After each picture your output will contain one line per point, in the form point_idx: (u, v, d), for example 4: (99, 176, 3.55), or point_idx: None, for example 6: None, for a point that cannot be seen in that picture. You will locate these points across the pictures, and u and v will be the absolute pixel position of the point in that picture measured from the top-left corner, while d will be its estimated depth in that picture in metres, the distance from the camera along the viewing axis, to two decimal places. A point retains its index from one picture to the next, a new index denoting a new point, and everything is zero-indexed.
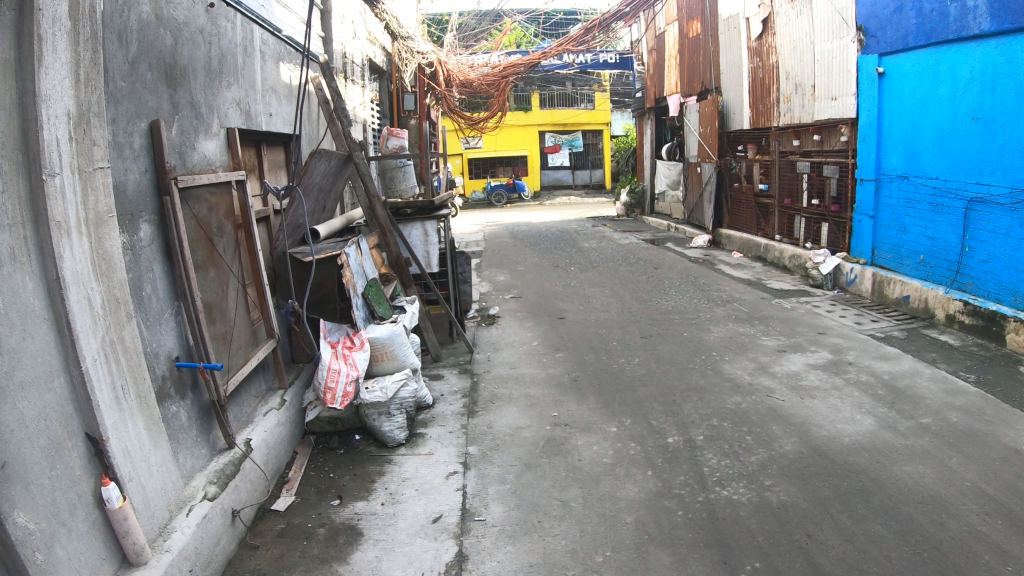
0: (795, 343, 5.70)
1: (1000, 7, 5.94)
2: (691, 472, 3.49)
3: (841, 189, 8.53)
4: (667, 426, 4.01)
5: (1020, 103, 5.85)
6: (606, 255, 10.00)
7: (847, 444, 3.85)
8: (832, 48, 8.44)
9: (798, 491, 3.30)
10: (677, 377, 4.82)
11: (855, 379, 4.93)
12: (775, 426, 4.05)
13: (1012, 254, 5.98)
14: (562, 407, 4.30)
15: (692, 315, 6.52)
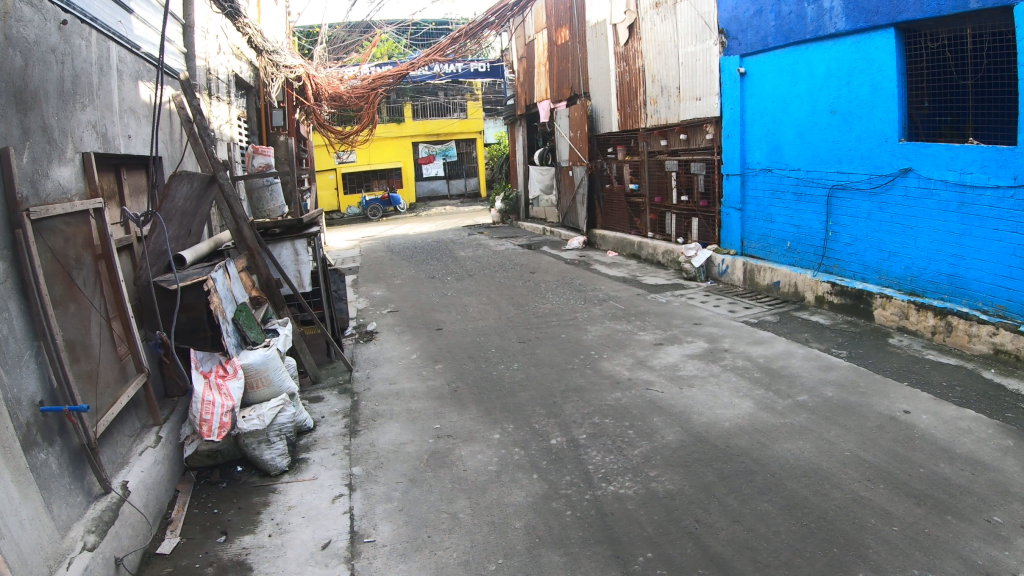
0: (672, 336, 5.85)
1: (855, 7, 6.31)
2: (576, 471, 3.52)
3: (708, 185, 8.86)
4: (549, 429, 4.04)
5: (874, 95, 6.28)
6: (484, 262, 9.99)
7: (727, 427, 4.00)
8: (696, 52, 8.76)
9: (683, 480, 3.38)
10: (555, 377, 4.90)
11: (729, 364, 5.15)
12: (656, 417, 4.15)
13: (873, 236, 6.44)
14: (443, 418, 4.28)
15: (568, 316, 6.59)
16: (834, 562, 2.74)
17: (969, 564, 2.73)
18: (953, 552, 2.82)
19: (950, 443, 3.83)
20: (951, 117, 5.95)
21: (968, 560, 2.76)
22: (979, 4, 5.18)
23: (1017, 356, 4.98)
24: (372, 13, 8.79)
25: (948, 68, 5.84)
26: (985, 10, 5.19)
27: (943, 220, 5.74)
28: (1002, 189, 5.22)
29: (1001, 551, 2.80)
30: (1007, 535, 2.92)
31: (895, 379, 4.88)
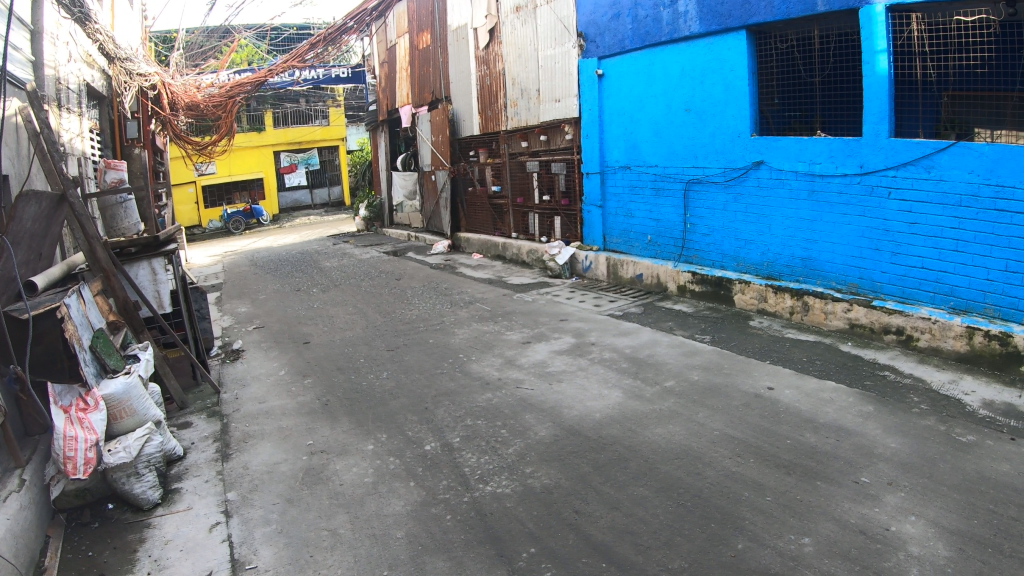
0: (539, 334, 5.96)
1: (708, 11, 6.83)
2: (452, 475, 3.54)
3: (569, 184, 9.10)
4: (422, 435, 4.03)
5: (727, 94, 6.84)
6: (349, 271, 9.88)
7: (599, 419, 4.13)
8: (555, 54, 8.97)
9: (559, 474, 3.46)
10: (425, 383, 4.88)
11: (597, 357, 5.32)
12: (528, 414, 4.22)
13: (730, 226, 7.03)
14: (316, 433, 4.21)
15: (435, 321, 6.59)
16: (714, 537, 2.92)
17: (841, 524, 3.01)
18: (827, 513, 3.09)
19: (814, 414, 4.22)
20: (800, 112, 6.60)
21: (840, 520, 3.04)
22: (827, 7, 5.83)
23: (870, 328, 5.70)
24: (230, 19, 8.55)
25: (795, 67, 6.49)
26: (830, 13, 5.84)
27: (796, 208, 6.40)
28: (849, 177, 5.92)
29: (871, 509, 3.13)
30: (873, 493, 3.26)
31: (757, 358, 5.34)
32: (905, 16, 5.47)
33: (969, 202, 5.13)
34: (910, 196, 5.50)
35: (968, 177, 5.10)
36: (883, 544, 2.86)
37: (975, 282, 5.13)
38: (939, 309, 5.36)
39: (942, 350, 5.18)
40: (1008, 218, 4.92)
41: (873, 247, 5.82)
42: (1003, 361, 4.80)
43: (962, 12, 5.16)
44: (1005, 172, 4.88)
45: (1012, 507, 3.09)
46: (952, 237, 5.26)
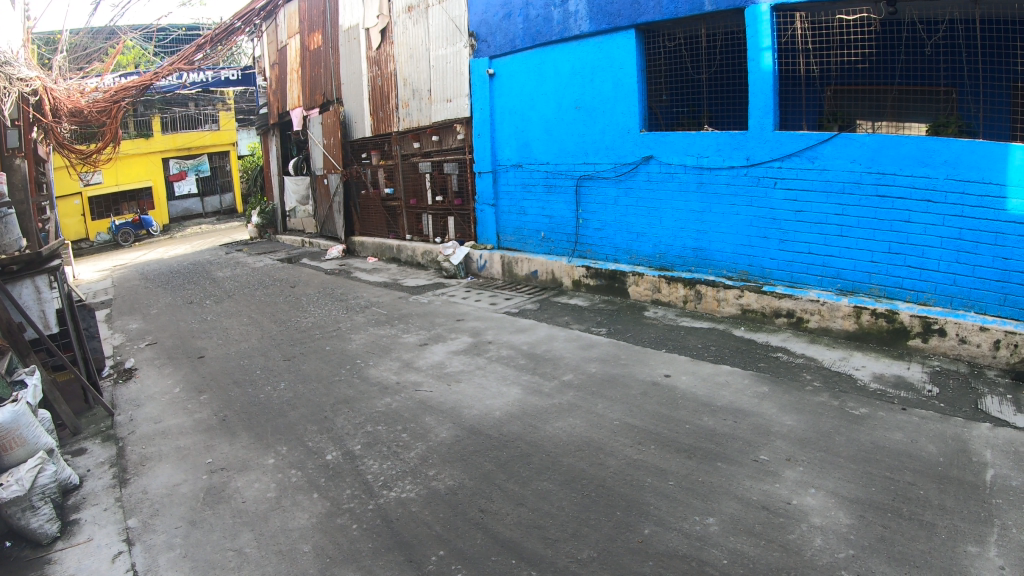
0: (436, 335, 5.98)
1: (598, 11, 6.97)
2: (356, 483, 3.52)
3: (462, 184, 9.15)
4: (323, 445, 4.00)
5: (617, 91, 7.01)
6: (243, 281, 9.69)
7: (499, 416, 4.18)
8: (446, 54, 9.01)
9: (462, 474, 3.49)
10: (323, 392, 4.82)
11: (494, 355, 5.38)
12: (428, 416, 4.23)
13: (621, 220, 7.23)
14: (214, 451, 4.12)
15: (332, 327, 6.52)
16: (620, 524, 3.01)
17: (744, 502, 3.17)
18: (729, 492, 3.25)
19: (711, 398, 4.42)
20: (688, 108, 6.83)
21: (743, 498, 3.21)
22: (713, 7, 6.06)
23: (761, 312, 6.01)
24: (115, 20, 8.23)
25: (684, 65, 6.73)
26: (717, 12, 6.08)
27: (685, 200, 6.64)
28: (735, 169, 6.20)
29: (772, 485, 3.32)
30: (773, 469, 3.47)
31: (653, 348, 5.55)
32: (789, 15, 5.78)
33: (852, 189, 5.49)
34: (796, 186, 5.83)
35: (851, 165, 5.45)
36: (786, 517, 3.04)
37: (861, 264, 5.52)
38: (827, 291, 5.73)
39: (832, 330, 5.55)
40: (889, 203, 5.31)
41: (761, 235, 6.13)
42: (890, 336, 5.20)
43: (845, 12, 5.61)
44: (885, 160, 5.26)
45: (906, 473, 3.39)
46: (837, 223, 5.63)
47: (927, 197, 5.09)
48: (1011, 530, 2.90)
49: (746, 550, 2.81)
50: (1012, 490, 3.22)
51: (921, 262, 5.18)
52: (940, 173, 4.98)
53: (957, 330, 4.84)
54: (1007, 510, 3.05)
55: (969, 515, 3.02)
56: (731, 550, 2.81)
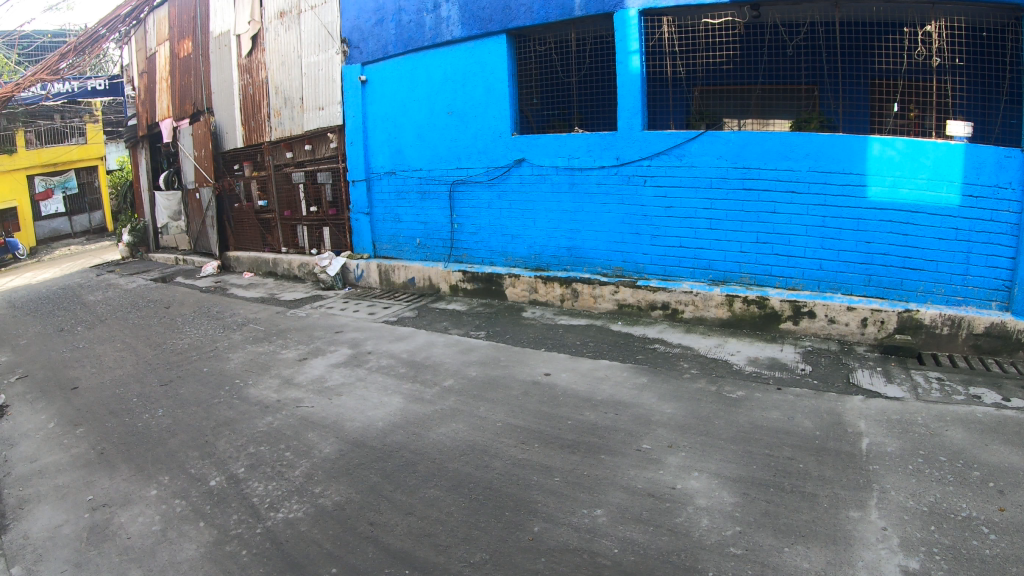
0: (315, 348, 5.93)
1: (470, 16, 7.11)
2: (242, 508, 3.40)
3: (336, 194, 9.07)
4: (206, 471, 3.83)
5: (488, 96, 7.17)
6: (117, 304, 9.33)
7: (382, 427, 4.20)
8: (318, 61, 8.93)
9: (348, 488, 3.48)
10: (203, 415, 4.64)
11: (374, 365, 5.39)
12: (311, 433, 4.17)
13: (495, 222, 7.40)
14: (95, 487, 3.83)
15: (208, 347, 6.34)
16: (509, 524, 3.08)
17: (630, 490, 3.35)
18: (616, 484, 3.43)
19: (592, 392, 4.67)
20: (559, 110, 7.00)
21: (629, 487, 3.39)
22: (583, 12, 6.33)
23: (637, 306, 6.43)
24: None
25: (553, 68, 6.90)
26: (586, 17, 6.35)
27: (557, 201, 6.90)
28: (606, 169, 6.54)
29: (655, 472, 3.55)
30: (655, 457, 3.71)
31: (532, 346, 5.79)
32: (657, 19, 6.14)
33: (718, 184, 6.00)
34: (665, 183, 6.25)
35: (717, 162, 5.96)
36: (672, 502, 3.25)
37: (730, 255, 6.06)
38: (699, 282, 6.22)
39: (706, 318, 6.09)
40: (754, 195, 5.87)
41: (633, 232, 6.51)
42: (762, 321, 5.83)
43: (710, 16, 5.97)
44: (750, 156, 5.82)
45: (787, 449, 3.76)
46: (705, 217, 6.12)
47: (791, 188, 5.71)
48: (888, 493, 3.30)
49: (635, 537, 2.97)
50: (885, 455, 3.69)
51: (788, 250, 5.81)
52: (803, 166, 5.62)
53: (826, 311, 5.56)
54: (882, 475, 3.48)
55: (847, 482, 3.40)
56: (621, 539, 2.95)
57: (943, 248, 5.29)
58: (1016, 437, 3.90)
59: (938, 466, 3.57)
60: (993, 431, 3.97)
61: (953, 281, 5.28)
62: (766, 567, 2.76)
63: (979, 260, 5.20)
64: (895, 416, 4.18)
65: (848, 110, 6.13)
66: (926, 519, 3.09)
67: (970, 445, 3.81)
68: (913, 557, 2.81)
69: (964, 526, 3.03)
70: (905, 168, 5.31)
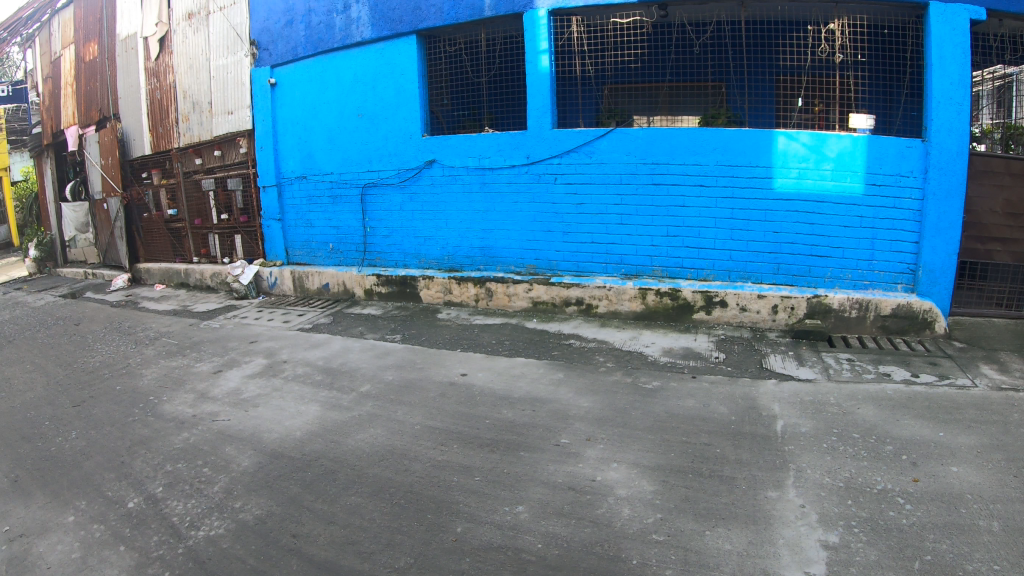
0: (229, 360, 5.79)
1: (380, 17, 7.22)
2: (163, 528, 3.25)
3: (247, 201, 8.93)
4: (123, 492, 3.63)
5: (399, 97, 7.30)
6: (22, 322, 8.80)
7: (300, 436, 4.17)
8: (227, 64, 8.78)
9: (269, 501, 3.41)
10: (117, 435, 4.40)
11: (290, 374, 5.34)
12: (228, 446, 4.07)
13: (407, 225, 7.51)
14: (7, 516, 3.49)
15: (120, 364, 6.05)
16: (432, 526, 3.12)
17: (551, 485, 3.46)
18: (535, 479, 3.53)
19: (508, 390, 4.80)
20: (470, 111, 7.21)
21: (549, 482, 3.49)
22: (492, 12, 6.58)
23: (552, 303, 6.76)
24: None
25: (463, 68, 7.10)
26: (496, 17, 6.61)
27: (468, 201, 7.12)
28: (516, 167, 6.81)
29: (575, 465, 3.68)
30: (574, 451, 3.85)
31: (447, 347, 5.88)
32: (567, 19, 6.50)
33: (628, 180, 6.45)
34: (575, 180, 6.62)
35: (626, 158, 6.40)
36: (593, 494, 3.37)
37: (641, 249, 6.52)
38: (612, 276, 6.65)
39: (620, 312, 6.52)
40: (664, 190, 6.35)
41: (545, 229, 6.84)
42: (676, 313, 6.31)
43: (617, 15, 6.34)
44: (659, 152, 6.29)
45: (704, 435, 4.01)
46: (616, 212, 6.55)
47: (700, 182, 6.24)
48: (805, 471, 3.56)
49: (558, 531, 3.04)
50: (800, 435, 4.01)
51: (698, 242, 6.33)
52: (711, 161, 6.15)
53: (738, 300, 6.12)
54: (797, 455, 3.75)
55: (764, 464, 3.65)
56: (544, 534, 3.02)
57: (847, 235, 5.97)
58: (924, 410, 4.37)
59: (853, 442, 3.90)
60: (903, 406, 4.43)
61: (859, 266, 5.98)
62: (689, 551, 2.88)
63: (883, 246, 5.92)
64: (807, 398, 4.57)
65: (756, 105, 6.56)
66: (842, 494, 3.33)
67: (882, 421, 4.22)
68: (831, 532, 3.00)
69: (881, 498, 3.28)
70: (809, 161, 5.93)
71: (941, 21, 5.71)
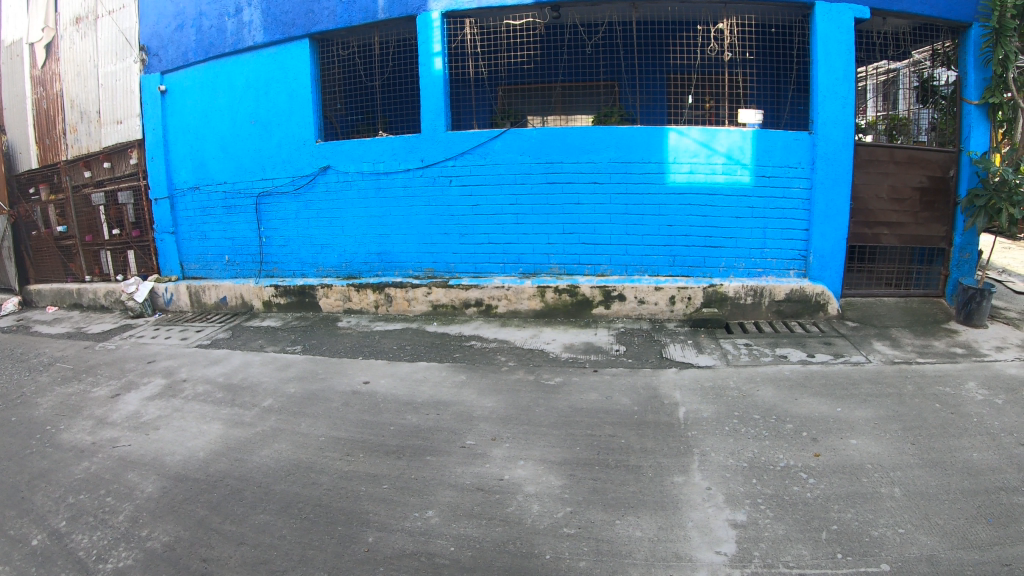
0: (127, 383, 5.60)
1: (272, 20, 7.17)
2: (68, 563, 3.11)
3: (138, 214, 8.65)
4: (24, 529, 3.44)
5: (292, 103, 7.24)
6: None
7: (203, 457, 4.08)
8: (116, 71, 8.49)
9: (177, 527, 3.33)
10: (14, 468, 4.18)
11: (191, 394, 5.21)
12: (130, 473, 3.95)
13: (304, 233, 7.44)
14: None
15: (12, 393, 5.67)
16: (343, 539, 3.11)
17: (459, 488, 3.51)
18: (443, 482, 3.57)
19: (411, 396, 4.82)
20: (364, 115, 7.29)
21: (457, 484, 3.54)
22: (385, 16, 6.64)
23: (451, 305, 6.85)
24: None
25: (356, 73, 7.18)
26: (390, 20, 6.67)
27: (364, 206, 7.12)
28: (411, 171, 6.86)
29: (482, 466, 3.74)
30: (481, 451, 3.91)
31: (349, 356, 5.85)
32: (460, 21, 6.60)
33: (522, 180, 6.58)
34: (470, 182, 6.71)
35: (520, 158, 6.53)
36: (502, 493, 3.43)
37: (538, 247, 6.69)
38: (510, 276, 6.79)
39: (520, 311, 6.71)
40: (559, 188, 6.54)
41: (442, 232, 6.92)
42: (574, 308, 6.57)
43: (512, 17, 6.49)
44: (552, 151, 6.45)
45: (609, 427, 4.13)
46: (512, 212, 6.68)
47: (593, 179, 6.46)
48: (709, 455, 3.71)
49: (469, 533, 3.09)
50: (702, 420, 4.18)
51: (595, 238, 6.58)
52: (604, 158, 6.39)
53: (635, 293, 6.45)
54: (700, 440, 3.90)
55: (669, 450, 3.79)
56: (455, 537, 3.06)
57: (740, 225, 6.38)
58: (821, 387, 4.62)
59: (754, 423, 4.08)
60: (800, 385, 4.67)
61: (751, 255, 6.42)
62: (600, 541, 2.96)
63: (774, 235, 6.37)
64: (707, 384, 4.77)
65: (648, 103, 6.89)
66: (747, 473, 3.49)
67: (781, 400, 4.42)
68: (739, 511, 3.14)
69: (784, 474, 3.46)
70: (700, 156, 6.27)
71: (827, 20, 6.06)
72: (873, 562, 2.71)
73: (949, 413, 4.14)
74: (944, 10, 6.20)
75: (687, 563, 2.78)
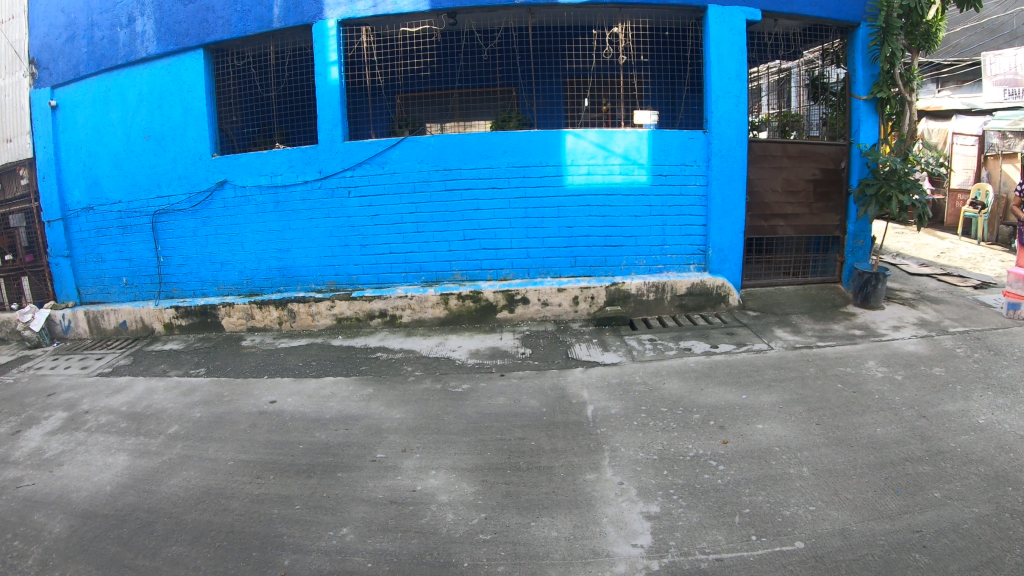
0: (26, 418, 5.37)
1: (166, 30, 7.02)
2: None
3: (33, 238, 8.18)
4: None
5: (186, 115, 7.09)
6: None
7: (111, 491, 3.96)
8: (5, 86, 8.14)
9: (88, 566, 3.22)
10: None
11: (94, 426, 5.03)
12: (36, 513, 3.79)
13: (202, 251, 7.27)
14: None
15: None
16: (259, 563, 3.07)
17: (372, 502, 3.50)
18: (356, 498, 3.55)
19: (319, 412, 4.77)
20: (261, 127, 7.26)
21: (370, 499, 3.53)
22: (282, 24, 6.61)
23: (356, 318, 6.79)
24: None
25: (253, 84, 7.13)
26: (286, 28, 6.65)
27: (263, 220, 7.01)
28: (309, 183, 6.79)
29: (394, 478, 3.73)
30: (392, 464, 3.90)
31: (254, 375, 5.75)
32: (356, 29, 6.60)
33: (422, 187, 6.61)
34: (370, 192, 6.70)
35: (419, 166, 6.56)
36: (415, 504, 3.44)
37: (440, 255, 6.72)
38: (413, 285, 6.79)
39: (424, 320, 6.70)
40: (458, 195, 6.58)
41: (342, 244, 6.86)
42: (479, 314, 6.61)
43: (408, 24, 6.58)
44: (450, 158, 6.50)
45: (520, 430, 4.18)
46: (412, 221, 6.70)
47: (492, 185, 6.52)
48: (619, 450, 3.81)
49: (386, 547, 3.09)
50: (610, 416, 4.27)
51: (495, 244, 6.64)
52: (501, 163, 6.46)
53: (539, 295, 6.54)
54: (610, 436, 3.99)
55: (579, 449, 3.87)
56: (372, 552, 3.05)
57: (638, 224, 6.58)
58: (726, 376, 4.79)
59: (661, 416, 4.20)
60: (704, 376, 4.83)
61: (652, 252, 6.65)
62: (517, 544, 3.01)
63: (673, 231, 6.62)
64: (614, 380, 4.88)
65: (546, 107, 7.07)
66: (657, 465, 3.59)
67: (688, 392, 4.56)
68: (652, 503, 3.23)
69: (695, 463, 3.58)
70: (597, 158, 6.44)
71: (718, 23, 6.30)
72: (787, 541, 2.83)
73: (851, 392, 4.34)
74: (833, 10, 6.47)
75: (605, 558, 2.84)
